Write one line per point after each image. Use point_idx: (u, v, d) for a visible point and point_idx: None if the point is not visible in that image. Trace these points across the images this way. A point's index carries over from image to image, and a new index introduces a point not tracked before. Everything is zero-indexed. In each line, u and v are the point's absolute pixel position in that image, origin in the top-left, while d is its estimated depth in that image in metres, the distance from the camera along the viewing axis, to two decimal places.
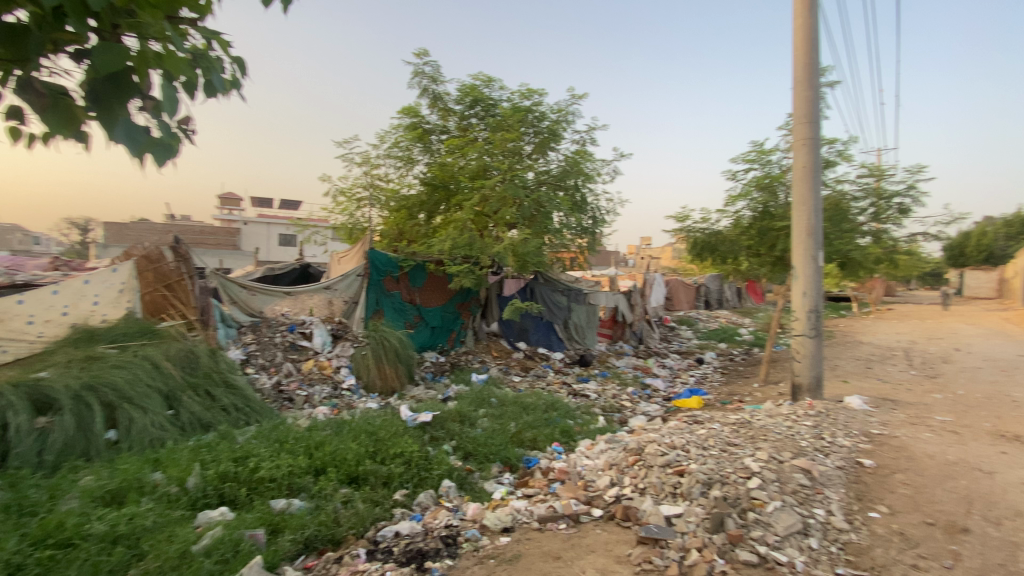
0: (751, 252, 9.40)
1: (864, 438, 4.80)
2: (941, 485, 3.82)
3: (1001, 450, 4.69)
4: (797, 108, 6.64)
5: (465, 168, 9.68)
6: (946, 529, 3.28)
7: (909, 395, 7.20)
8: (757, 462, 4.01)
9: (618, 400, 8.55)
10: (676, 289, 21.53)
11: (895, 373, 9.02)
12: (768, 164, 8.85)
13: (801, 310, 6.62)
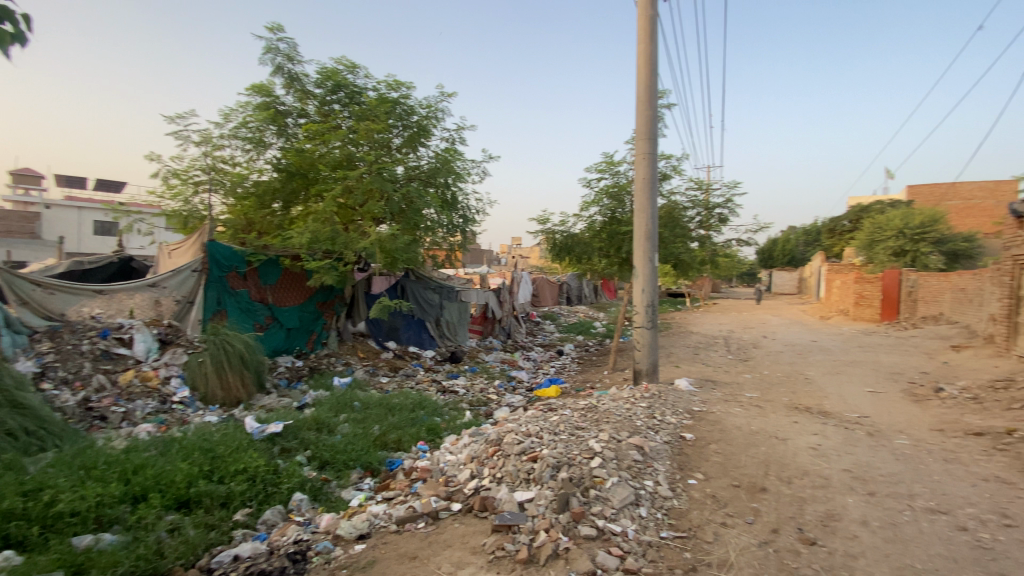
0: (604, 253, 10.27)
1: (687, 415, 5.51)
2: (746, 452, 4.52)
3: (788, 418, 5.73)
4: (639, 125, 7.39)
5: (326, 157, 9.01)
6: (748, 489, 3.86)
7: (727, 376, 8.45)
8: (600, 443, 4.37)
9: (486, 395, 8.71)
10: (542, 286, 22.68)
11: (717, 358, 10.54)
12: (617, 174, 9.76)
13: (642, 305, 7.39)
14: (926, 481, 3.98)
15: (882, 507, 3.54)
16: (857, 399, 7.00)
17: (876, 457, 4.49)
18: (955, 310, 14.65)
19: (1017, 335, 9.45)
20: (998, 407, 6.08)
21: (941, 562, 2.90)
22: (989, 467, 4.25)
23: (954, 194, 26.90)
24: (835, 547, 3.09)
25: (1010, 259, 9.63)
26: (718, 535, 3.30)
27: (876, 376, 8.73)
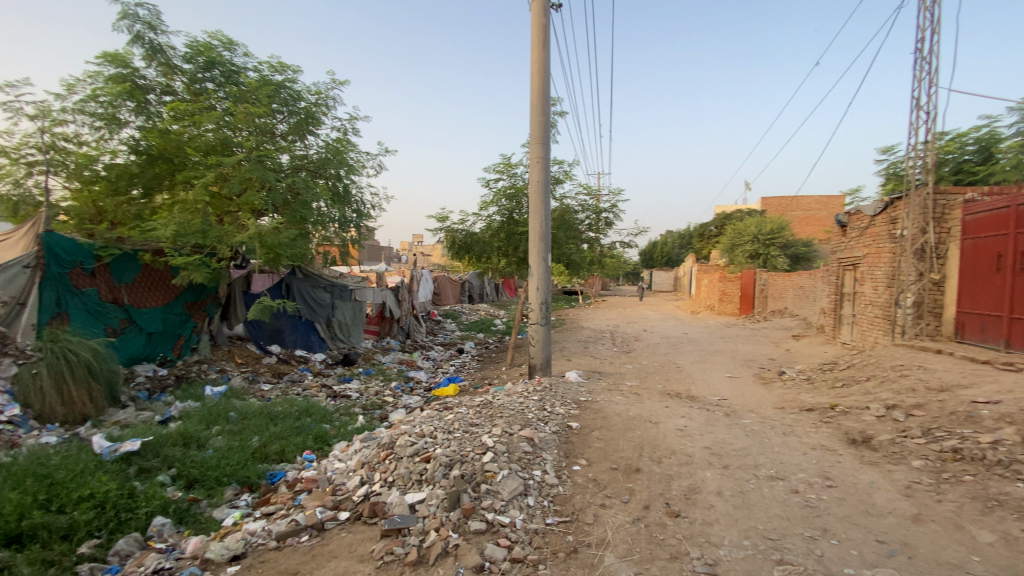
0: (502, 251, 10.46)
1: (575, 406, 5.82)
2: (624, 437, 4.90)
3: (662, 404, 6.30)
4: (533, 130, 7.64)
5: (196, 140, 8.01)
6: (625, 471, 4.17)
7: (613, 367, 9.07)
8: (493, 438, 4.45)
9: (381, 397, 8.44)
10: (443, 285, 22.48)
11: (605, 351, 11.26)
12: (514, 176, 10.01)
13: (536, 302, 7.64)
14: (769, 452, 4.60)
15: (734, 478, 4.03)
16: (720, 384, 7.91)
17: (732, 435, 5.10)
18: (795, 304, 17.17)
19: (839, 324, 11.33)
20: (824, 386, 7.23)
21: (778, 520, 3.37)
22: (816, 438, 5.04)
23: (796, 206, 31.45)
24: (695, 517, 3.46)
25: (835, 262, 11.50)
26: (598, 516, 3.52)
27: (735, 362, 9.93)
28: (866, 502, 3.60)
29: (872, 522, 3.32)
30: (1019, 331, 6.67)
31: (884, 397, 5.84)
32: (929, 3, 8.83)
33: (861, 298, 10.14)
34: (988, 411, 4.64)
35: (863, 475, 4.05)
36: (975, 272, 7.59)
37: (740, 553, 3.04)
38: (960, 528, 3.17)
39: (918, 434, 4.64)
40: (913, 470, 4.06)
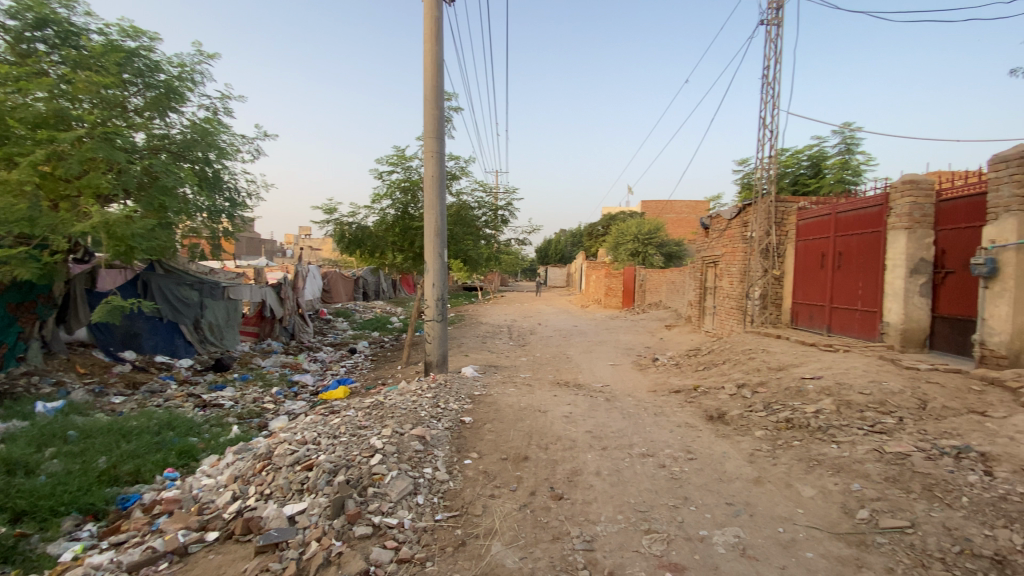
0: (396, 247, 10.17)
1: (469, 400, 5.87)
2: (515, 427, 5.05)
3: (551, 393, 6.61)
4: (426, 123, 7.52)
5: (21, 109, 6.59)
6: (514, 460, 4.31)
7: (506, 361, 9.29)
8: (382, 439, 4.33)
9: (260, 404, 7.77)
10: (334, 281, 21.29)
11: (500, 345, 11.49)
12: (409, 169, 9.79)
13: (432, 299, 7.55)
14: (642, 432, 5.04)
15: (611, 458, 4.35)
16: (603, 371, 8.50)
17: (610, 418, 5.50)
18: (668, 297, 18.98)
19: (703, 315, 12.74)
20: (690, 369, 8.10)
21: (646, 494, 3.71)
22: (682, 416, 5.62)
23: (670, 209, 34.73)
24: (576, 498, 3.68)
25: (700, 259, 12.89)
26: (486, 507, 3.60)
27: (617, 351, 10.71)
28: (719, 470, 4.10)
29: (723, 488, 3.79)
30: (837, 318, 8.02)
31: (736, 377, 6.69)
32: (774, 37, 10.25)
33: (720, 291, 11.50)
34: (813, 385, 5.53)
35: (717, 447, 4.61)
36: (806, 269, 8.98)
37: (614, 527, 3.30)
38: (789, 486, 3.74)
39: (761, 408, 5.39)
40: (756, 439, 4.70)
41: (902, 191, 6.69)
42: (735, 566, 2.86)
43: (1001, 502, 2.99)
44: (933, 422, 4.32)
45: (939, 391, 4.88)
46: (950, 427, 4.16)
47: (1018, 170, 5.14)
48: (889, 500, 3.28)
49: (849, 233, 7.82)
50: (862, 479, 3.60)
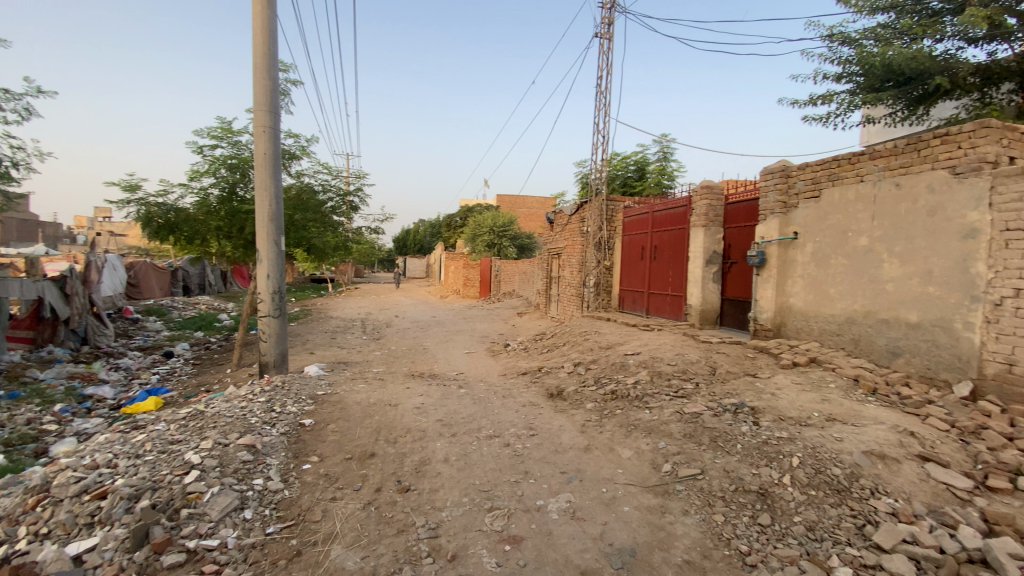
0: (222, 234, 8.98)
1: (310, 400, 5.47)
2: (361, 424, 4.86)
3: (404, 385, 6.51)
4: (256, 95, 6.72)
5: None
6: (360, 459, 4.14)
7: (358, 356, 8.88)
8: (200, 453, 3.81)
9: (36, 426, 6.23)
10: (145, 273, 18.01)
11: (352, 339, 10.92)
12: (237, 145, 8.69)
13: (267, 292, 6.82)
14: (490, 415, 5.25)
15: (459, 443, 4.46)
16: (457, 360, 8.63)
17: (461, 404, 5.63)
18: (521, 287, 19.96)
19: (549, 302, 13.69)
20: (537, 352, 8.66)
21: (492, 473, 3.88)
22: (527, 397, 5.99)
23: (523, 203, 36.51)
24: (422, 488, 3.69)
25: (547, 251, 13.78)
26: (327, 511, 3.40)
27: (471, 340, 10.96)
28: (556, 443, 4.46)
29: (558, 458, 4.14)
30: (654, 302, 9.27)
31: (574, 357, 7.35)
32: (605, 49, 11.35)
33: (563, 280, 12.45)
34: (634, 360, 6.33)
35: (556, 422, 5.02)
36: (631, 260, 10.18)
37: (458, 511, 3.38)
38: (612, 450, 4.24)
39: (593, 383, 6.00)
40: (587, 412, 5.23)
41: (701, 194, 7.95)
42: (566, 528, 3.15)
43: (762, 445, 3.77)
44: (720, 385, 5.26)
45: (725, 359, 5.97)
46: (732, 388, 5.12)
47: (779, 180, 6.47)
48: (687, 453, 3.90)
49: (664, 229, 9.06)
50: (667, 437, 4.22)
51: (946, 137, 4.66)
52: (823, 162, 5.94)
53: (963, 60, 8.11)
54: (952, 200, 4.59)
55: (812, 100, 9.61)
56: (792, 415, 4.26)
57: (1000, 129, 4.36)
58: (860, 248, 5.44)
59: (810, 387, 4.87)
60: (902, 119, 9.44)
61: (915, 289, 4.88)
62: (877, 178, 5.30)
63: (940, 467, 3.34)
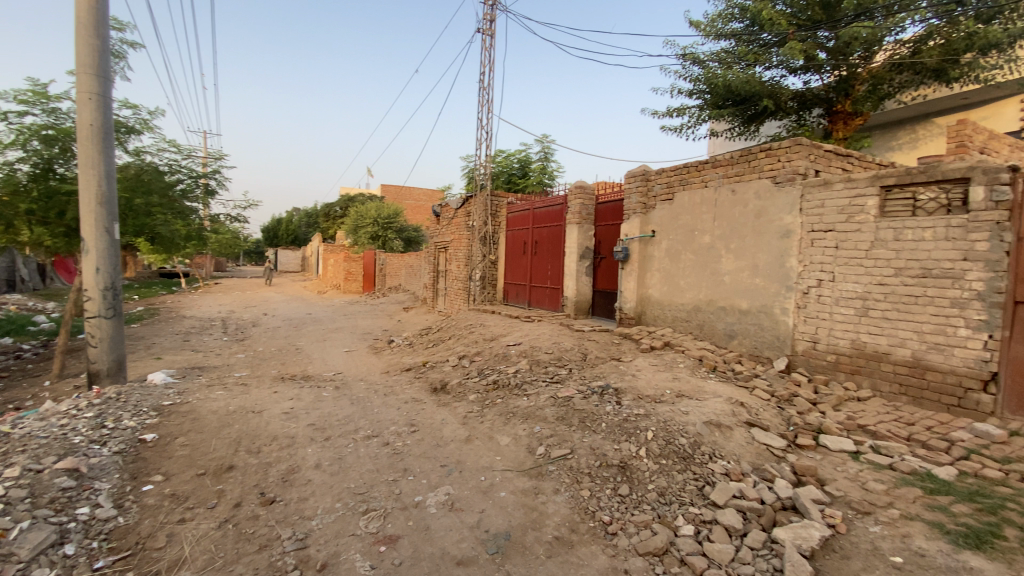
0: (34, 218, 7.45)
1: (154, 413, 4.79)
2: (217, 435, 4.38)
3: (271, 389, 6.00)
4: (81, 55, 5.67)
5: None
6: (215, 473, 3.73)
7: (218, 359, 7.97)
8: (3, 483, 3.13)
9: None
10: None
11: (210, 341, 9.77)
12: (54, 113, 7.26)
13: (95, 288, 5.81)
14: (368, 415, 5.07)
15: (333, 447, 4.24)
16: (336, 359, 8.17)
17: (337, 406, 5.34)
18: (406, 281, 19.45)
19: (436, 296, 13.57)
20: (421, 347, 8.54)
21: (368, 475, 3.75)
22: (408, 393, 5.89)
23: (410, 195, 35.65)
24: (289, 498, 3.44)
25: (433, 245, 13.62)
26: (173, 535, 3.01)
27: (352, 337, 10.44)
28: (437, 436, 4.46)
29: (438, 452, 4.13)
30: (534, 295, 9.68)
31: (459, 351, 7.38)
32: (487, 45, 11.48)
33: (449, 274, 12.42)
34: (515, 351, 6.54)
35: (437, 416, 5.01)
36: (513, 254, 10.50)
37: (330, 517, 3.21)
38: (491, 439, 4.34)
39: (476, 374, 6.09)
40: (468, 403, 5.29)
41: (575, 194, 8.50)
42: (443, 521, 3.16)
43: (623, 422, 4.13)
44: (591, 369, 5.66)
45: (595, 346, 6.43)
46: (600, 371, 5.54)
47: (640, 183, 7.11)
48: (558, 435, 4.14)
49: (543, 225, 9.47)
50: (541, 422, 4.44)
51: (770, 151, 5.48)
52: (676, 169, 6.64)
53: (784, 86, 9.59)
54: (773, 205, 5.43)
55: (669, 111, 10.69)
56: (649, 393, 4.74)
57: (808, 147, 5.24)
58: (704, 244, 6.20)
59: (664, 368, 5.45)
60: (739, 134, 10.94)
61: (745, 281, 5.69)
62: (717, 184, 6.07)
63: (763, 430, 3.97)
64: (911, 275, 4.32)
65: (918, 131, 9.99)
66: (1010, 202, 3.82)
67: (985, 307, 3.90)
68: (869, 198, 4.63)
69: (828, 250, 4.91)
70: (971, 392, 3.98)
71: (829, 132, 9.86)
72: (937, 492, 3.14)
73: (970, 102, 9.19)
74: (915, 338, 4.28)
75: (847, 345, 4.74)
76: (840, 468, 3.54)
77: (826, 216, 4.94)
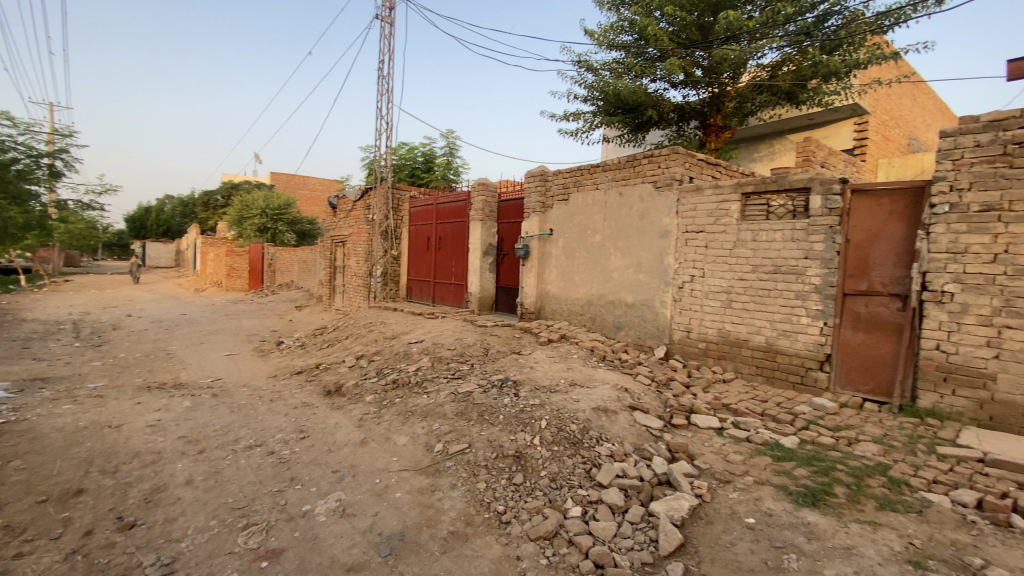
0: None
1: None
2: (64, 456, 3.78)
3: (134, 401, 5.31)
4: None
5: None
6: (60, 500, 3.22)
7: (65, 368, 6.86)
8: None
9: None
10: None
11: (55, 348, 8.38)
12: None
13: None
14: (250, 423, 4.68)
15: (207, 460, 3.86)
16: (215, 364, 7.42)
17: (214, 416, 4.87)
18: (300, 278, 18.21)
19: (333, 294, 12.87)
20: (314, 349, 8.05)
21: (249, 487, 3.48)
22: (299, 397, 5.55)
23: (303, 185, 33.37)
24: (154, 520, 3.08)
25: (329, 239, 12.91)
26: (5, 573, 2.57)
27: (235, 340, 9.54)
28: (329, 441, 4.26)
29: (329, 458, 3.95)
30: (438, 291, 9.60)
31: (356, 351, 7.08)
32: (387, 33, 11.06)
33: (347, 270, 11.86)
34: (416, 349, 6.44)
35: (330, 420, 4.78)
36: (416, 250, 10.32)
37: (203, 537, 2.93)
38: (387, 440, 4.24)
39: (374, 374, 5.90)
40: (365, 405, 5.12)
41: (478, 191, 8.54)
42: (333, 529, 3.03)
43: (519, 414, 4.26)
44: (491, 364, 5.75)
45: (497, 341, 6.53)
46: (500, 365, 5.65)
47: (539, 183, 7.34)
48: (456, 431, 4.15)
49: (446, 220, 9.41)
50: (440, 418, 4.42)
51: (652, 158, 5.95)
52: (571, 171, 6.95)
53: (666, 99, 10.41)
54: (654, 208, 5.90)
55: (566, 114, 11.14)
56: (545, 383, 4.94)
57: (684, 156, 5.77)
58: (596, 243, 6.56)
59: (560, 359, 5.70)
60: (627, 140, 11.72)
61: (631, 277, 6.13)
62: (607, 186, 6.46)
63: (644, 413, 4.32)
64: (765, 271, 4.95)
65: (775, 145, 11.41)
66: (840, 210, 4.54)
67: (821, 299, 4.60)
68: (732, 204, 5.20)
69: (699, 249, 5.46)
70: (811, 370, 4.67)
71: (703, 143, 10.88)
72: (782, 458, 3.65)
73: (815, 122, 10.66)
74: (769, 326, 4.92)
75: (714, 333, 5.31)
76: (708, 443, 3.96)
77: (698, 219, 5.48)
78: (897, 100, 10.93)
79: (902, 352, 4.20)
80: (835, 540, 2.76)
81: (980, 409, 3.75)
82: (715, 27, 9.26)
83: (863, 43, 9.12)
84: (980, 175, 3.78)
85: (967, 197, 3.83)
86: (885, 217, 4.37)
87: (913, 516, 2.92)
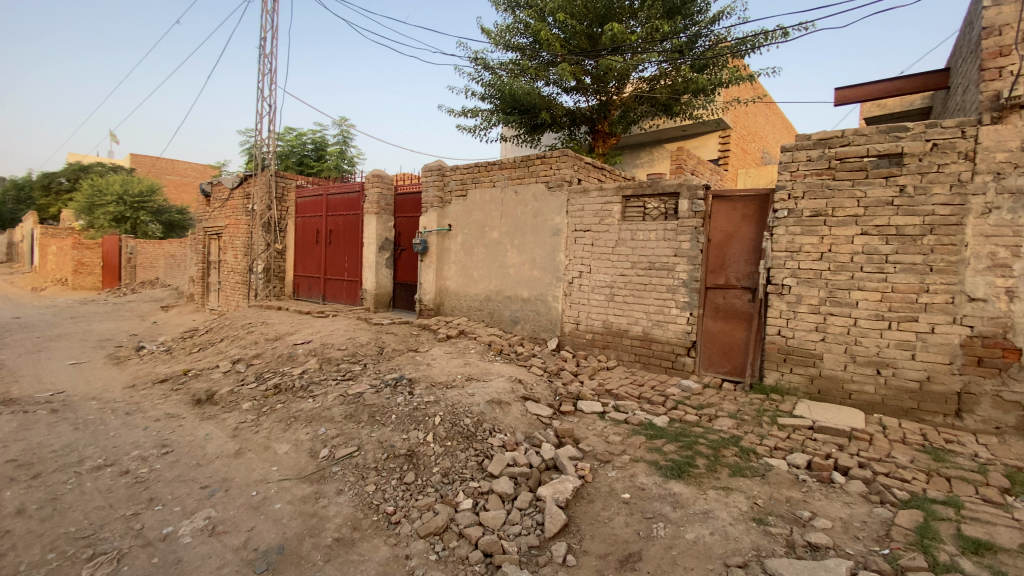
0: None
1: None
2: None
3: None
4: None
5: None
6: None
7: None
8: None
9: None
10: None
11: None
12: None
13: None
14: (100, 440, 4.10)
15: (42, 487, 3.31)
16: (55, 375, 6.36)
17: (53, 435, 4.18)
18: (167, 274, 16.20)
19: (207, 293, 11.63)
20: (184, 354, 7.24)
21: (97, 513, 3.05)
22: (163, 408, 4.96)
23: (171, 170, 29.71)
24: None
25: (202, 231, 11.64)
26: None
27: (83, 346, 8.26)
28: (198, 455, 3.87)
29: (197, 473, 3.59)
30: (330, 288, 9.11)
31: (234, 355, 6.48)
32: (270, 9, 10.17)
33: (223, 266, 10.79)
34: (303, 349, 6.07)
35: (199, 431, 4.34)
36: (304, 244, 9.70)
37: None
38: (267, 449, 3.96)
39: (253, 380, 5.45)
40: (242, 412, 4.72)
41: (373, 183, 8.23)
42: (202, 549, 2.78)
43: (412, 412, 4.20)
44: (385, 363, 5.60)
45: (392, 339, 6.38)
46: (395, 364, 5.52)
47: (436, 177, 7.28)
48: (345, 434, 3.99)
49: (338, 214, 8.96)
50: (327, 422, 4.22)
51: (544, 159, 6.18)
52: (468, 168, 6.98)
53: (559, 102, 10.85)
54: (547, 207, 6.14)
55: (464, 110, 11.16)
56: (440, 380, 4.93)
57: (573, 158, 6.06)
58: (492, 239, 6.67)
59: (456, 355, 5.72)
60: (523, 140, 12.02)
61: (526, 273, 6.32)
62: (503, 184, 6.59)
63: (535, 403, 4.49)
64: (642, 268, 5.39)
65: (654, 152, 12.42)
66: (703, 213, 5.08)
67: (688, 292, 5.12)
68: (614, 206, 5.60)
69: (586, 246, 5.79)
70: (680, 356, 5.19)
71: (592, 147, 11.53)
72: (655, 437, 4.01)
73: (688, 134, 11.75)
74: (645, 317, 5.37)
75: (600, 325, 5.68)
76: (592, 427, 4.23)
77: (585, 218, 5.81)
78: (754, 118, 12.46)
79: (752, 337, 4.82)
80: (695, 507, 3.11)
81: (811, 384, 4.45)
82: (603, 38, 9.84)
83: (726, 65, 10.17)
84: (811, 186, 4.45)
85: (802, 204, 4.49)
86: (739, 219, 4.97)
87: (758, 479, 3.38)
